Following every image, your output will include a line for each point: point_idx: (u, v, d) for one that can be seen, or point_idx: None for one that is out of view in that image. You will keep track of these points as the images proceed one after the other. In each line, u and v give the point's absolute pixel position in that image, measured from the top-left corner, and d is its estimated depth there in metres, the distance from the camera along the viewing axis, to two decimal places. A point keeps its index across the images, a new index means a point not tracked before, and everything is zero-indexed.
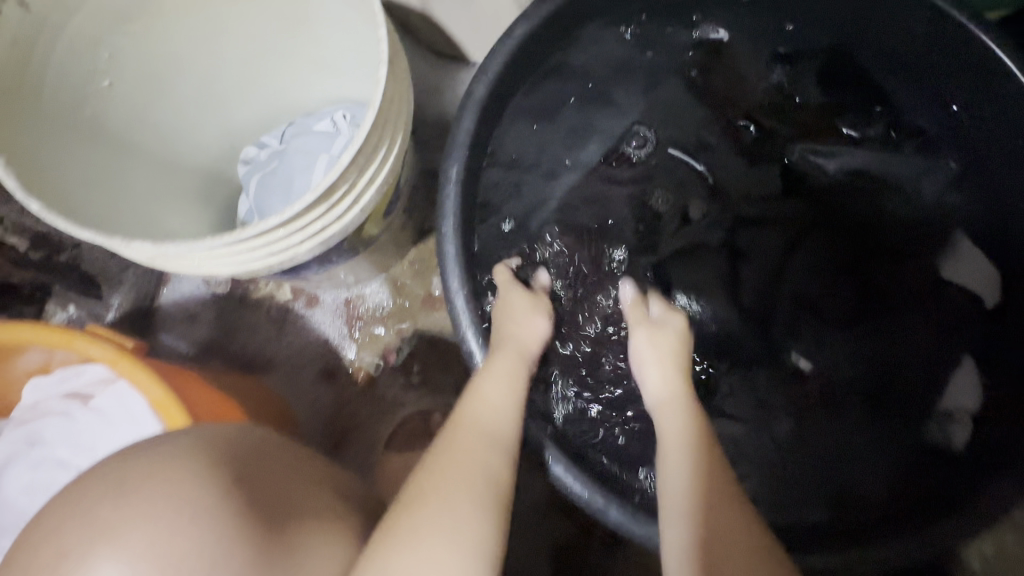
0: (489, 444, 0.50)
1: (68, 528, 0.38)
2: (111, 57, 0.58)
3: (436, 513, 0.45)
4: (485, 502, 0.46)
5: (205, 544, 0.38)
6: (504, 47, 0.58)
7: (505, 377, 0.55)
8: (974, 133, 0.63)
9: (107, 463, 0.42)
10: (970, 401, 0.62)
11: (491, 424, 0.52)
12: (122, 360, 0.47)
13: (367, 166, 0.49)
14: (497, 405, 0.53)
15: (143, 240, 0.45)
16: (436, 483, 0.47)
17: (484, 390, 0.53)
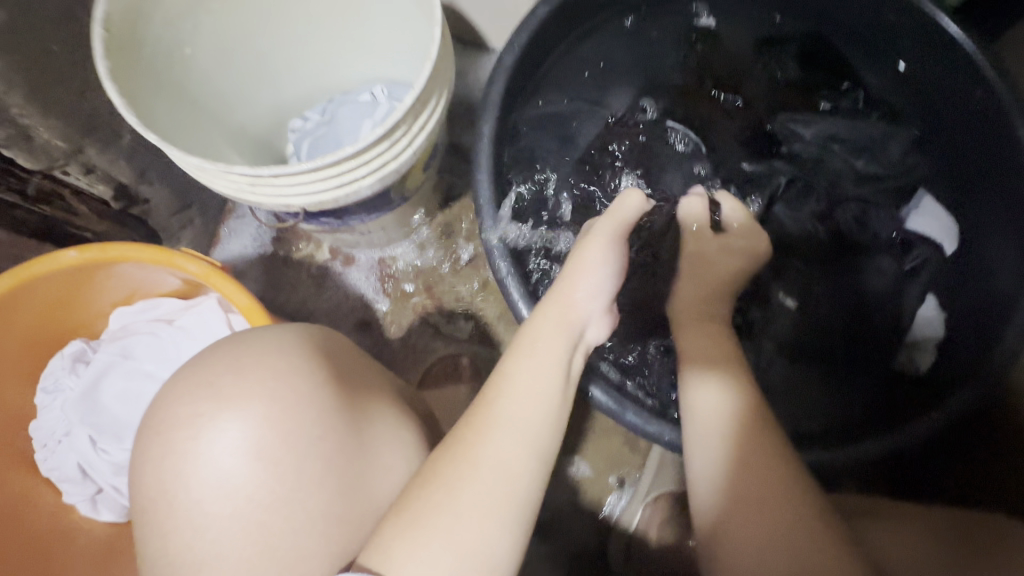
0: (516, 438, 0.47)
1: (198, 396, 0.48)
2: (194, 30, 0.67)
3: (476, 477, 0.45)
4: (500, 510, 0.44)
5: (301, 428, 0.47)
6: (529, 23, 0.68)
7: (552, 338, 0.53)
8: (931, 105, 0.75)
9: (218, 351, 0.50)
10: (934, 329, 0.70)
11: (519, 420, 0.48)
12: (215, 275, 0.56)
13: (421, 112, 0.59)
14: (531, 403, 0.49)
15: (241, 166, 0.54)
16: (490, 438, 0.47)
17: (517, 380, 0.50)
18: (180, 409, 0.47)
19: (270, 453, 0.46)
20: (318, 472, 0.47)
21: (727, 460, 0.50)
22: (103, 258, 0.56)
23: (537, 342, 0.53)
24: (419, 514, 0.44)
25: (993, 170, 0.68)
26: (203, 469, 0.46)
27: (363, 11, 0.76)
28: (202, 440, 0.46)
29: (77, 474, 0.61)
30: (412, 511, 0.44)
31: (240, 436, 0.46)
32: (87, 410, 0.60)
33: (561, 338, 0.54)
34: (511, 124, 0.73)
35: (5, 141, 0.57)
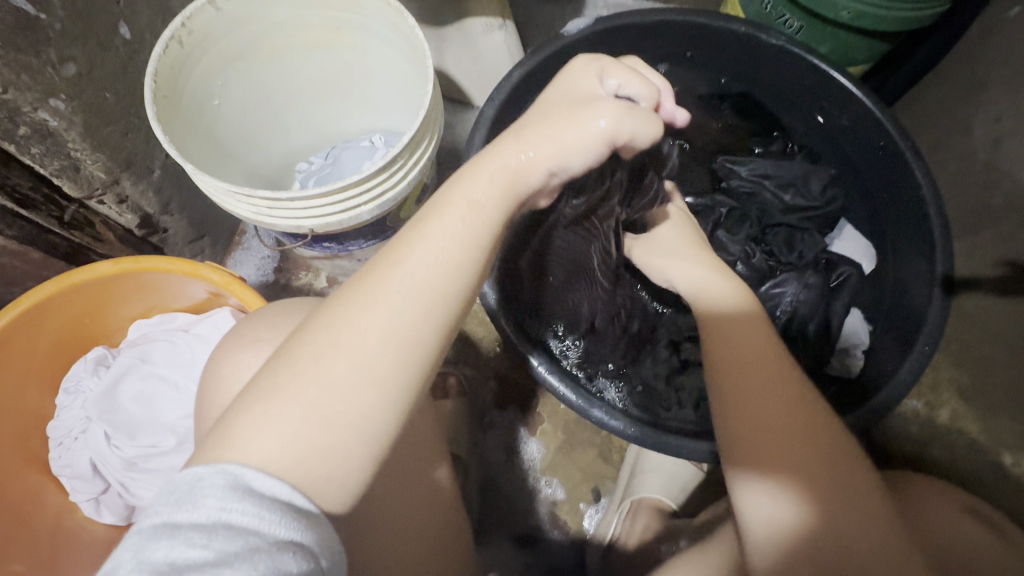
0: (407, 295, 0.44)
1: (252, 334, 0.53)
2: (222, 84, 0.79)
3: (332, 339, 0.42)
4: (367, 375, 0.42)
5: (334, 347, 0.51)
6: (507, 82, 0.82)
7: (480, 183, 0.48)
8: (844, 147, 0.92)
9: (267, 313, 0.56)
10: (860, 337, 0.86)
11: (408, 281, 0.44)
12: (235, 283, 0.64)
13: (415, 149, 0.70)
14: (438, 259, 0.45)
15: (263, 192, 0.64)
16: (367, 298, 0.44)
17: (428, 233, 0.46)
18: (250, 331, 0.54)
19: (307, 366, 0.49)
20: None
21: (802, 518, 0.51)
22: (135, 269, 0.64)
23: (467, 189, 0.48)
24: (297, 366, 0.42)
25: (897, 198, 0.84)
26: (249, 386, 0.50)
27: (369, 73, 0.89)
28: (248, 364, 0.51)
29: (88, 472, 0.65)
30: (287, 360, 0.43)
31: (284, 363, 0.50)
32: (106, 407, 0.66)
33: (495, 186, 0.48)
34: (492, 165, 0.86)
35: (58, 171, 0.66)
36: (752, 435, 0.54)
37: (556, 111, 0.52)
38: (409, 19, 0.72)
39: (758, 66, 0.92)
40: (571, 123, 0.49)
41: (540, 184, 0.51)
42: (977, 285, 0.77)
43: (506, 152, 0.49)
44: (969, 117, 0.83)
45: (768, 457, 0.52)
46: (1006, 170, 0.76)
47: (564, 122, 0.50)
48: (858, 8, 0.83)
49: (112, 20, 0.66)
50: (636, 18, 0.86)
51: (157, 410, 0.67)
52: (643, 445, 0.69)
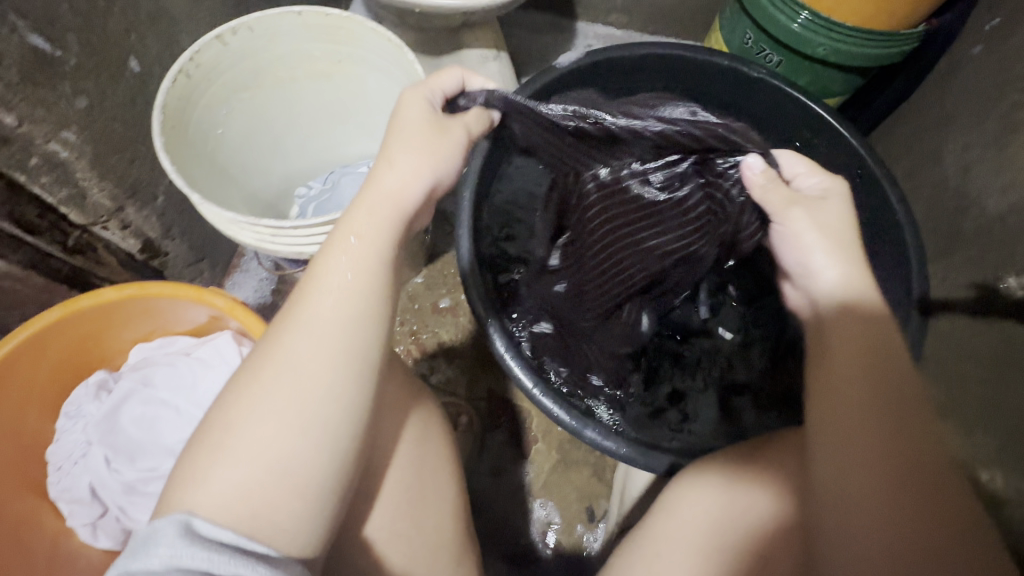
0: (309, 346, 0.46)
1: None
2: (226, 114, 0.82)
3: (257, 381, 0.46)
4: (295, 416, 0.44)
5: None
6: None
7: (361, 212, 0.51)
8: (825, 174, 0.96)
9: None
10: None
11: (322, 317, 0.47)
12: (238, 308, 0.66)
13: None
14: (342, 303, 0.47)
15: (268, 220, 0.66)
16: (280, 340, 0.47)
17: (323, 278, 0.48)
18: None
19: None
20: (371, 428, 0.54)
21: (887, 467, 0.46)
22: (141, 294, 0.65)
23: (348, 235, 0.50)
24: (224, 424, 0.45)
25: (877, 224, 0.88)
26: None
27: (369, 105, 0.92)
28: None
29: (87, 495, 0.66)
30: (217, 420, 0.45)
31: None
32: (107, 431, 0.67)
33: (378, 221, 0.50)
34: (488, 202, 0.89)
35: (66, 200, 0.67)
36: (829, 449, 0.48)
37: (425, 122, 0.55)
38: (409, 55, 0.75)
39: (740, 96, 0.97)
40: (436, 139, 0.55)
41: (424, 197, 0.54)
42: (951, 307, 0.81)
43: (382, 178, 0.52)
44: (939, 147, 0.88)
45: (845, 457, 0.47)
46: (974, 197, 0.80)
47: (426, 144, 0.54)
48: (831, 45, 0.90)
49: (123, 54, 0.68)
50: (625, 52, 0.91)
51: (158, 433, 0.67)
52: (632, 462, 0.71)
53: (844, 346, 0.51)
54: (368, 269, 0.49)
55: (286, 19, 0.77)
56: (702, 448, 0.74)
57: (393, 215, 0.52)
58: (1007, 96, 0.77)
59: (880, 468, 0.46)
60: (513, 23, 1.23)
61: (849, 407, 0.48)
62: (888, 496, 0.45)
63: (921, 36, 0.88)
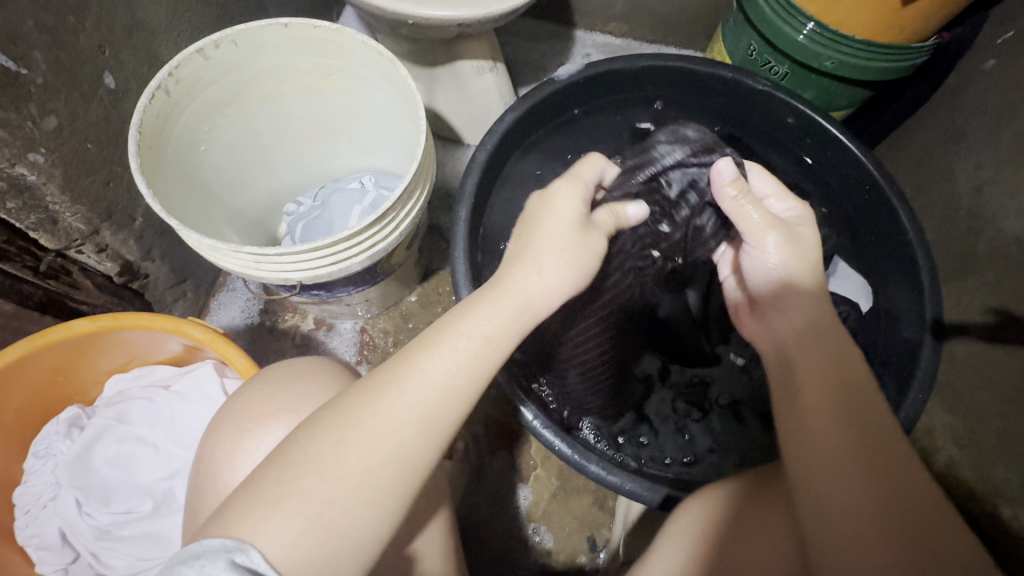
0: (401, 417, 0.43)
1: (273, 400, 0.52)
2: (210, 130, 0.78)
3: (330, 461, 0.41)
4: (369, 501, 0.42)
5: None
6: (499, 128, 0.83)
7: (487, 313, 0.46)
8: (833, 190, 0.93)
9: (264, 377, 0.55)
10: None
11: (422, 403, 0.43)
12: (219, 340, 0.62)
13: (408, 200, 0.70)
14: (450, 399, 0.44)
15: (250, 247, 0.62)
16: (365, 419, 0.43)
17: (426, 365, 0.44)
18: (251, 404, 0.52)
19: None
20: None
21: (865, 494, 0.46)
22: (114, 326, 0.61)
23: (470, 325, 0.46)
24: (276, 480, 0.41)
25: (887, 243, 0.85)
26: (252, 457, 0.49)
27: (360, 119, 0.89)
28: (252, 435, 0.50)
29: (56, 541, 0.61)
30: (261, 476, 0.42)
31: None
32: (79, 472, 0.62)
33: (507, 320, 0.46)
34: (481, 222, 0.85)
35: (34, 224, 0.64)
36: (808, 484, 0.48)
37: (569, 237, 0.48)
38: (401, 69, 0.71)
39: (744, 109, 0.94)
40: (577, 252, 0.48)
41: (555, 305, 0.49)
42: (966, 331, 0.78)
43: (512, 280, 0.47)
44: (950, 165, 0.85)
45: (828, 493, 0.47)
46: (988, 218, 0.77)
47: (577, 260, 0.48)
48: (840, 58, 0.87)
49: (97, 70, 0.65)
50: (626, 64, 0.88)
51: (133, 473, 0.63)
52: (644, 502, 0.68)
53: (828, 377, 0.51)
54: (479, 368, 0.45)
55: (273, 32, 0.74)
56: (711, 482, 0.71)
57: (511, 311, 0.46)
58: (1022, 113, 0.74)
59: (867, 490, 0.46)
60: (510, 32, 1.20)
61: (830, 440, 0.48)
62: (882, 516, 0.45)
63: (931, 49, 0.85)
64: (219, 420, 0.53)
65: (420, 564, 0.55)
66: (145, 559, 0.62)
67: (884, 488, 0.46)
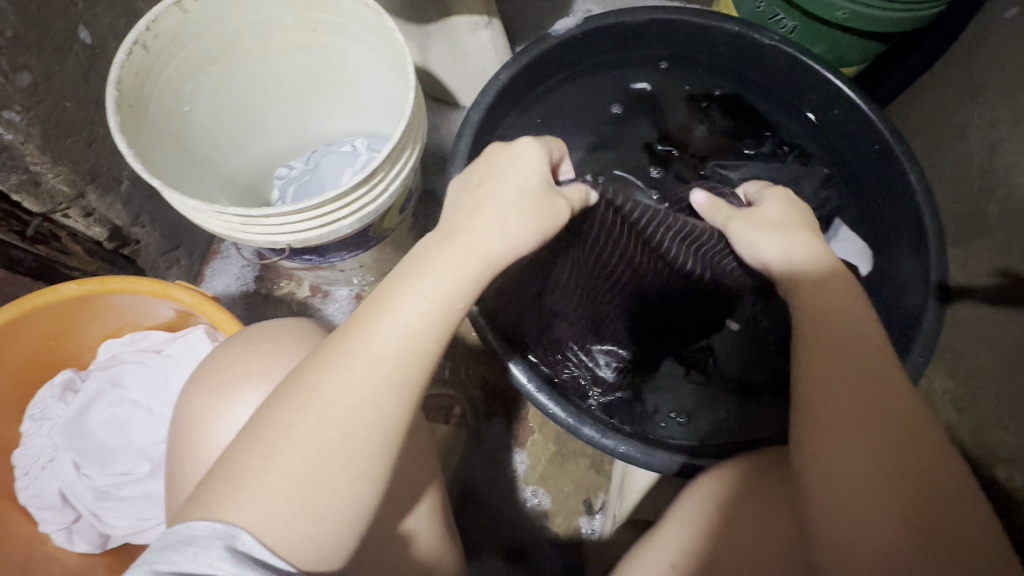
0: (369, 384, 0.44)
1: (249, 359, 0.51)
2: (193, 89, 0.75)
3: (305, 420, 0.42)
4: (351, 456, 0.43)
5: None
6: (492, 88, 0.80)
7: (448, 273, 0.47)
8: (839, 149, 0.90)
9: (239, 338, 0.54)
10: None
11: (388, 361, 0.44)
12: (206, 304, 0.61)
13: (397, 161, 0.67)
14: (406, 354, 0.45)
15: (235, 208, 0.60)
16: (336, 382, 0.43)
17: (378, 329, 0.45)
18: (224, 365, 0.52)
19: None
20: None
21: (875, 471, 0.47)
22: (101, 290, 0.60)
23: (424, 287, 0.47)
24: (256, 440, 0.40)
25: (894, 204, 0.82)
26: (224, 422, 0.49)
27: (350, 78, 0.86)
28: (226, 400, 0.50)
29: (57, 501, 0.62)
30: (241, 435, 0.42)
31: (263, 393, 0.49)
32: (74, 435, 0.63)
33: (468, 279, 0.48)
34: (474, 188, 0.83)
35: (17, 186, 0.62)
36: (814, 460, 0.49)
37: (505, 187, 0.50)
38: (387, 21, 0.68)
39: (748, 64, 0.90)
40: (517, 199, 0.50)
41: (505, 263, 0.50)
42: (973, 295, 0.76)
43: (453, 243, 0.48)
44: (965, 122, 0.81)
45: (836, 471, 0.48)
46: (1001, 176, 0.74)
47: (533, 219, 0.50)
48: (852, 9, 0.82)
49: (71, 24, 0.62)
50: (627, 17, 0.83)
51: (129, 435, 0.64)
52: (633, 461, 0.68)
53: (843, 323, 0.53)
54: (441, 316, 0.47)
55: None
56: (699, 444, 0.71)
57: (470, 273, 0.48)
58: None
59: (874, 470, 0.47)
60: None
61: (837, 414, 0.49)
62: (884, 489, 0.46)
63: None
64: (192, 381, 0.52)
65: (411, 531, 0.55)
66: (146, 518, 0.63)
67: (894, 473, 0.46)
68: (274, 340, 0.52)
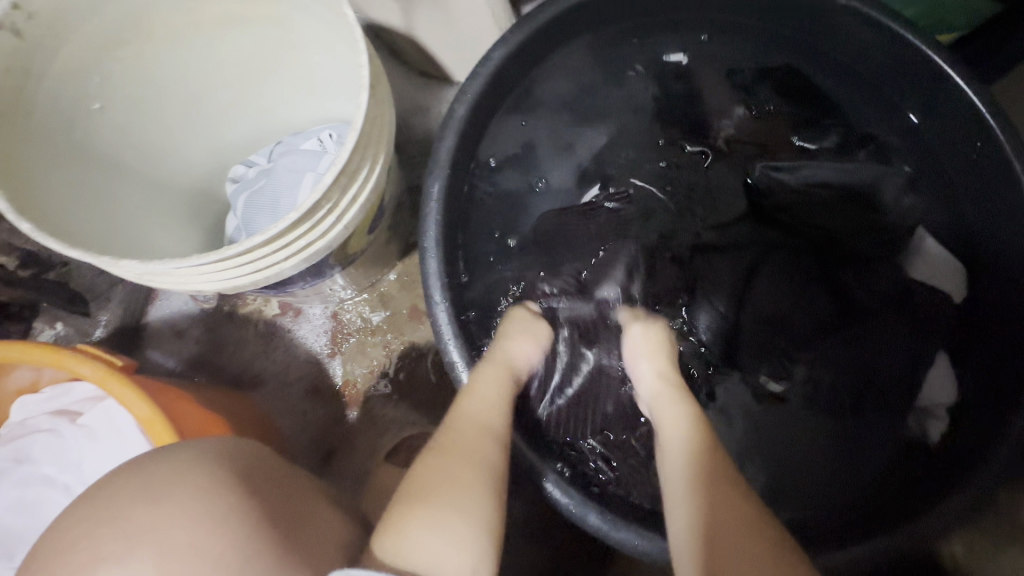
0: (468, 478, 0.50)
1: (130, 501, 0.41)
2: (102, 82, 0.60)
3: (431, 513, 0.47)
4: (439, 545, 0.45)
5: (227, 559, 0.39)
6: (484, 70, 0.62)
7: (492, 381, 0.57)
8: (926, 144, 0.70)
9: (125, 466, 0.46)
10: (945, 395, 0.65)
11: (485, 456, 0.52)
12: (111, 378, 0.49)
13: (350, 186, 0.51)
14: (492, 446, 0.53)
15: (131, 258, 0.46)
16: (438, 478, 0.49)
17: (465, 422, 0.53)
18: (87, 514, 0.41)
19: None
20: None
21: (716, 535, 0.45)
22: None
23: (487, 391, 0.56)
24: None
25: (997, 221, 0.63)
26: None
27: (306, 58, 0.68)
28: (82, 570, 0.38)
29: None
30: None
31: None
32: None
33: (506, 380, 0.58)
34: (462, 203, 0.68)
35: None
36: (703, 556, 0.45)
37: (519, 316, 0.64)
38: None
39: (812, 32, 0.70)
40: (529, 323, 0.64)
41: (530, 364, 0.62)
42: None
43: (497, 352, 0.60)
44: None
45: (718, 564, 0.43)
46: None
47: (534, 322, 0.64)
48: None
49: None
50: None
51: (38, 520, 0.55)
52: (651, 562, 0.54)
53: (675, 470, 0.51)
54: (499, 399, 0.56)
55: None
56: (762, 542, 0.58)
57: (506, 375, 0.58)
58: None
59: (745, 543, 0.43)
60: None
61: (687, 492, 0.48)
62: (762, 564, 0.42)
63: None
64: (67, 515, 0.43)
65: None
66: None
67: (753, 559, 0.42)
68: (158, 465, 0.44)
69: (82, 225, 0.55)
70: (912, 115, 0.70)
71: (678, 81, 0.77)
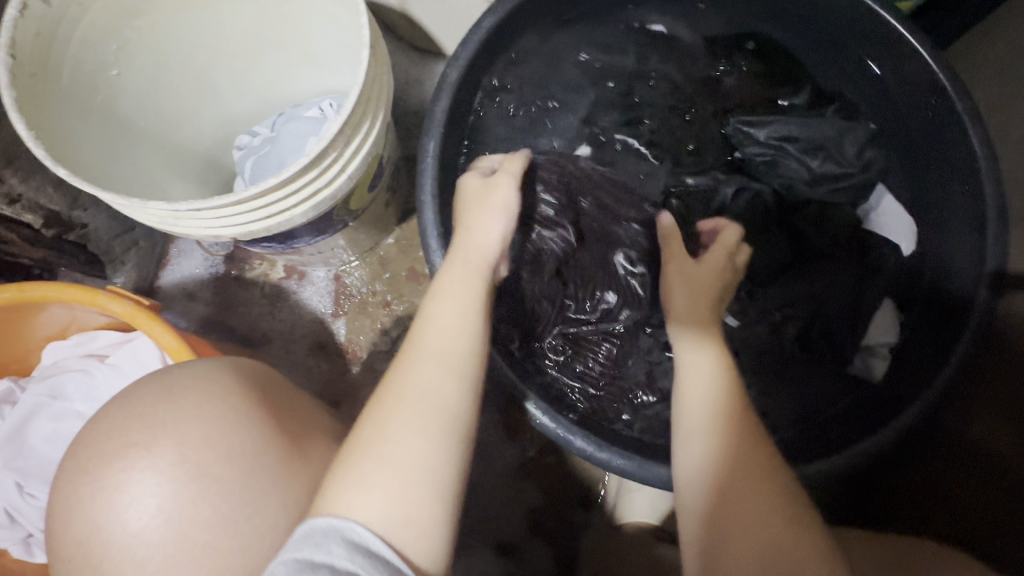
0: (437, 371, 0.51)
1: (153, 402, 0.48)
2: (119, 49, 0.65)
3: (400, 414, 0.48)
4: (417, 430, 0.48)
5: (236, 454, 0.47)
6: (475, 36, 0.67)
7: (459, 286, 0.56)
8: (889, 105, 0.75)
9: (148, 386, 0.50)
10: (887, 335, 0.71)
11: (444, 350, 0.52)
12: (140, 314, 0.55)
13: (353, 138, 0.56)
14: (454, 335, 0.53)
15: (157, 201, 0.51)
16: (406, 379, 0.50)
17: (435, 321, 0.54)
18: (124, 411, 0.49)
19: (203, 476, 0.46)
20: (266, 487, 0.47)
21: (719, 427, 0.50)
22: (23, 298, 0.55)
23: (451, 301, 0.55)
24: None
25: (941, 169, 0.69)
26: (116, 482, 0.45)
27: (306, 28, 0.72)
28: (122, 458, 0.46)
29: (3, 520, 0.58)
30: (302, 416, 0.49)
31: (160, 468, 0.45)
32: (14, 453, 0.59)
33: (473, 282, 0.57)
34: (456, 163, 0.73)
35: None
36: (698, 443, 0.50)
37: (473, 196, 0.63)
38: None
39: None
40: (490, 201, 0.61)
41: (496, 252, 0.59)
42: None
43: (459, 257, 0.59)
44: None
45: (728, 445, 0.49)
46: None
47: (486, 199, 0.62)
48: None
49: None
50: None
51: None
52: (629, 477, 0.60)
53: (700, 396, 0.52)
54: (468, 300, 0.56)
55: None
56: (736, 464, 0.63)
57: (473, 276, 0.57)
58: None
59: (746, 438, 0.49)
60: None
61: (700, 363, 0.55)
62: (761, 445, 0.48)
63: None
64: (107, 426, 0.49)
65: None
66: None
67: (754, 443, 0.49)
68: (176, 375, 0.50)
69: (104, 179, 0.60)
70: (873, 64, 0.75)
71: (657, 49, 0.81)
